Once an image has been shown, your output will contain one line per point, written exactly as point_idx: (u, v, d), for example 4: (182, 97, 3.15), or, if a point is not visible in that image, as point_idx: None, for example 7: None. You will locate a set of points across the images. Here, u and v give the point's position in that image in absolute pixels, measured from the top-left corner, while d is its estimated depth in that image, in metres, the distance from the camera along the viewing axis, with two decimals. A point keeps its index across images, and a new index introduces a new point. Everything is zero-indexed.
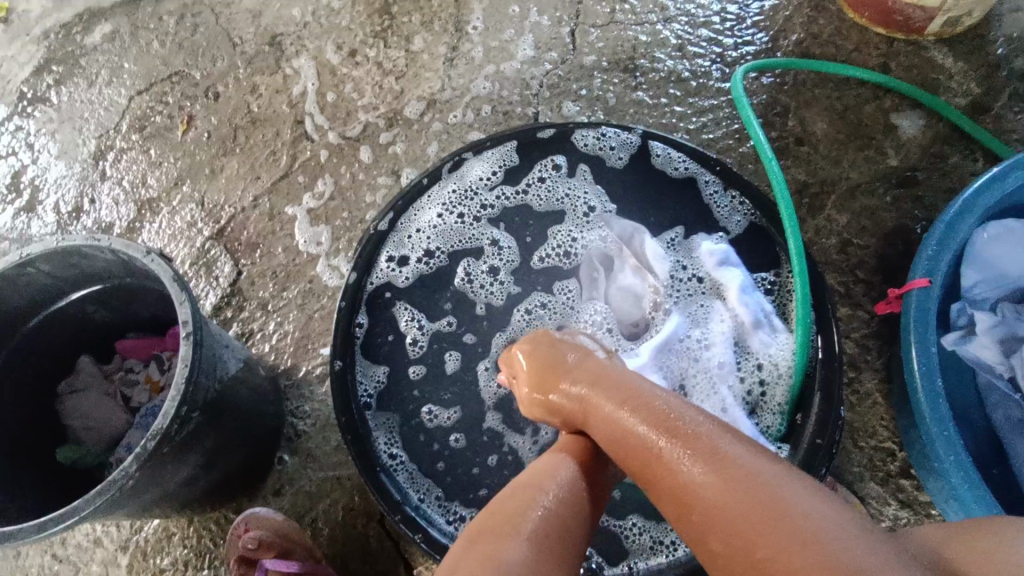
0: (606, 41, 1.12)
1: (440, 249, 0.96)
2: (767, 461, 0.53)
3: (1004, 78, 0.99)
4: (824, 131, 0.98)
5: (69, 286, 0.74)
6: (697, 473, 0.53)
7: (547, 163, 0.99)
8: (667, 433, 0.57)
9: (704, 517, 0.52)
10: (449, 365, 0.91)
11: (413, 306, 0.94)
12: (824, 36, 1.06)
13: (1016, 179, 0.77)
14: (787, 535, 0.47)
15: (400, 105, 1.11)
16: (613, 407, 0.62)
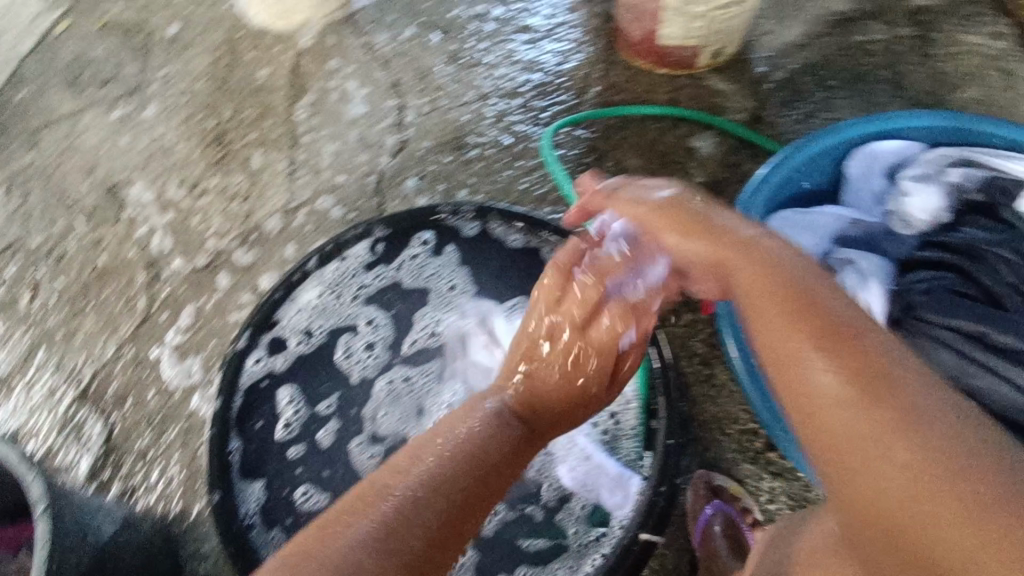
0: (432, 126, 1.26)
1: (321, 326, 0.97)
2: (929, 397, 0.47)
3: (767, 91, 1.25)
4: (637, 165, 1.19)
5: None
6: (800, 337, 0.53)
7: (415, 241, 0.98)
8: (821, 344, 0.52)
9: (789, 367, 0.53)
10: (324, 441, 0.96)
11: (296, 390, 0.95)
12: (619, 85, 1.27)
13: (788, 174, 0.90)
14: (896, 419, 0.46)
15: (250, 225, 1.15)
16: (774, 303, 0.57)
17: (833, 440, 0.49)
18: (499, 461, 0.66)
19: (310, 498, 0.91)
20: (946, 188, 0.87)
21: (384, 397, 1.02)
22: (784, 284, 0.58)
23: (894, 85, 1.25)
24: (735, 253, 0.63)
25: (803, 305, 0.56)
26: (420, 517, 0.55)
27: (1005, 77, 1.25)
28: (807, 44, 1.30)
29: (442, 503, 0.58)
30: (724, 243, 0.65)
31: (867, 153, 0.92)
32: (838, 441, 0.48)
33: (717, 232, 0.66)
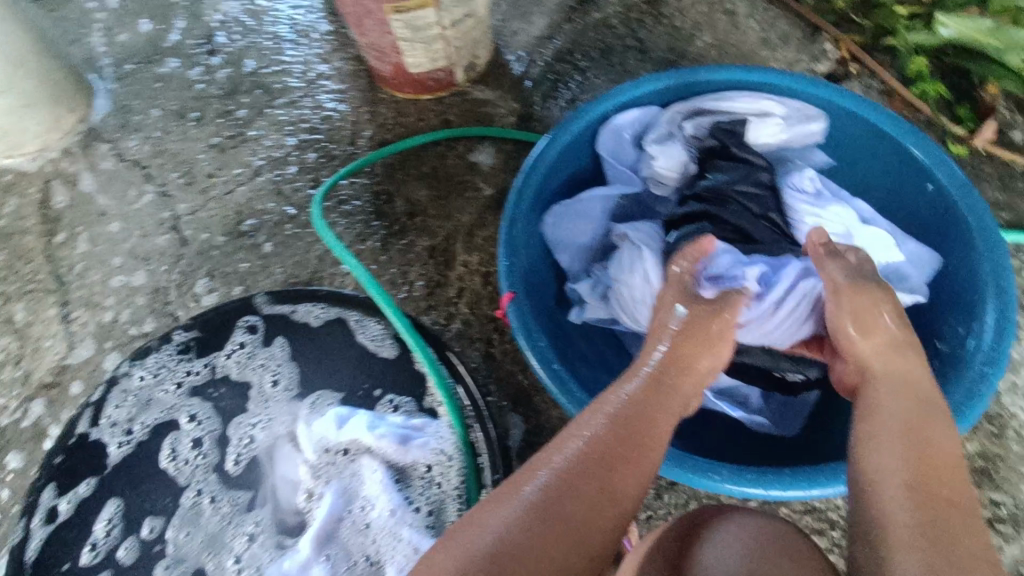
0: (210, 220, 1.20)
1: (148, 420, 0.96)
2: (946, 506, 0.54)
3: (529, 89, 1.29)
4: (426, 195, 1.18)
5: None
6: (907, 410, 0.63)
7: (243, 331, 1.00)
8: (929, 426, 0.61)
9: (880, 420, 0.63)
10: (126, 555, 0.89)
11: (116, 501, 0.91)
12: (389, 123, 1.28)
13: (551, 160, 0.90)
14: (957, 498, 0.55)
15: (31, 388, 1.07)
16: (897, 390, 0.66)
17: (883, 474, 0.58)
18: (648, 440, 0.65)
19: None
20: (685, 144, 0.94)
21: (187, 514, 0.92)
22: (906, 381, 0.67)
23: (639, 51, 1.33)
24: (887, 343, 0.71)
25: (921, 393, 0.65)
26: (573, 507, 0.59)
27: (729, 18, 1.35)
28: (553, 35, 1.35)
29: (587, 495, 0.60)
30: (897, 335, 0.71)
31: (612, 129, 0.94)
32: (867, 473, 0.59)
33: (890, 329, 0.72)
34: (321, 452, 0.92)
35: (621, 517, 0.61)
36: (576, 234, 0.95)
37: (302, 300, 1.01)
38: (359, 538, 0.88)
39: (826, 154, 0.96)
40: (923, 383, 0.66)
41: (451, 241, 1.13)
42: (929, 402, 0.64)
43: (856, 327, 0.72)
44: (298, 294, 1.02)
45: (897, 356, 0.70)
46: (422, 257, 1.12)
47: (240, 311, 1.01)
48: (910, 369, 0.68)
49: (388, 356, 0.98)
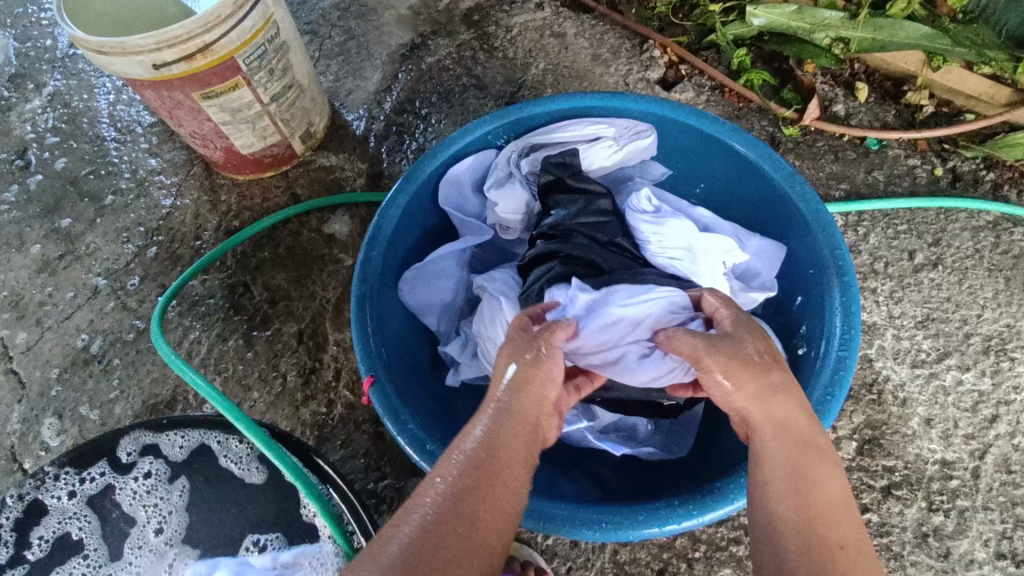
0: (48, 353, 1.09)
1: (47, 534, 0.94)
2: (843, 547, 0.54)
3: (374, 147, 1.26)
4: (285, 277, 1.12)
5: None
6: (791, 451, 0.60)
7: (155, 456, 0.98)
8: (813, 455, 0.59)
9: (767, 460, 0.60)
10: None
11: None
12: (234, 209, 1.21)
13: (393, 224, 0.86)
14: (849, 536, 0.55)
15: None
16: (772, 420, 0.62)
17: (778, 531, 0.56)
18: (504, 474, 0.60)
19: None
20: (524, 182, 0.93)
21: None
22: (790, 420, 0.62)
23: (478, 88, 1.33)
24: (763, 383, 0.64)
25: (806, 435, 0.61)
26: (436, 563, 0.52)
27: (559, 41, 1.37)
28: (390, 86, 1.32)
29: (447, 548, 0.53)
30: (779, 374, 0.65)
31: (450, 181, 0.92)
32: (767, 533, 0.57)
33: (762, 371, 0.64)
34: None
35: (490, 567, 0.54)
36: (436, 293, 0.91)
37: (198, 435, 0.99)
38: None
39: (663, 167, 0.97)
40: (808, 421, 0.62)
41: (320, 321, 1.07)
42: (814, 440, 0.61)
43: (727, 374, 0.64)
44: (197, 425, 0.99)
45: (780, 392, 0.63)
46: (292, 345, 1.05)
47: (150, 431, 0.98)
48: (795, 407, 0.63)
49: (256, 481, 0.96)
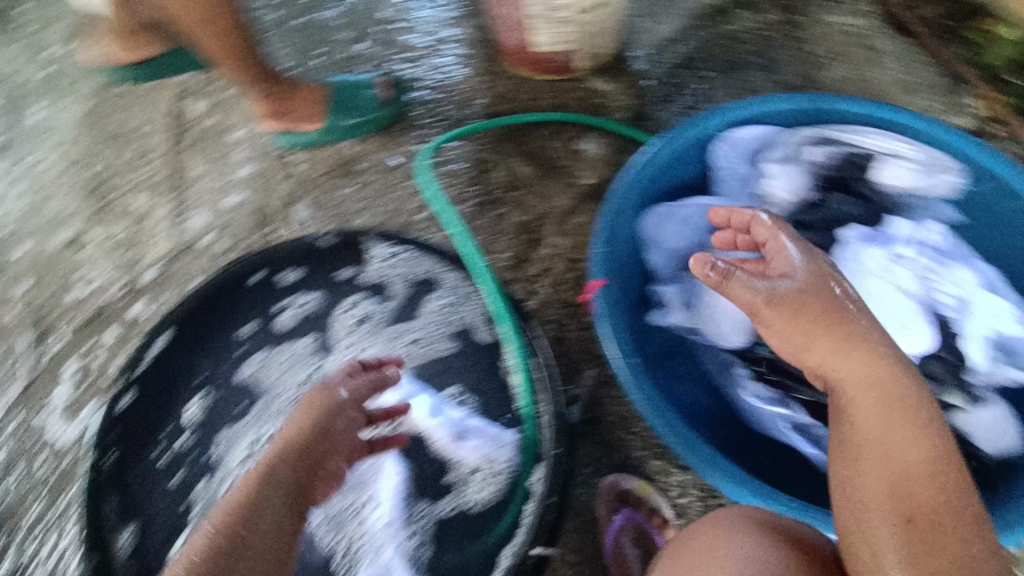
0: (317, 156, 1.26)
1: (371, 273, 0.93)
2: (919, 501, 0.60)
3: (645, 88, 1.28)
4: (526, 171, 1.19)
5: None
6: (880, 415, 0.66)
7: (466, 300, 0.90)
8: (898, 425, 0.64)
9: (854, 433, 0.67)
10: (283, 322, 0.92)
11: (292, 296, 0.93)
12: (502, 96, 1.29)
13: (663, 153, 0.88)
14: (930, 498, 0.60)
15: (137, 274, 1.15)
16: (860, 390, 0.68)
17: (860, 489, 0.63)
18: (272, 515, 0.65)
19: (197, 406, 0.88)
20: (806, 167, 0.93)
21: (277, 357, 0.91)
22: (865, 377, 0.68)
23: (766, 71, 1.30)
24: (846, 342, 0.69)
25: (884, 388, 0.67)
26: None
27: (869, 54, 1.30)
28: (681, 39, 1.33)
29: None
30: (850, 321, 0.70)
31: (729, 142, 0.92)
32: (853, 496, 0.64)
33: (846, 326, 0.70)
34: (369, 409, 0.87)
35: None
36: (671, 237, 0.93)
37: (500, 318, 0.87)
38: (349, 524, 0.80)
39: (954, 209, 0.89)
40: (888, 372, 0.67)
41: (544, 221, 1.13)
42: (900, 393, 0.66)
43: (806, 329, 0.71)
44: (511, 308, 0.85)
45: (856, 349, 0.69)
46: (513, 232, 1.13)
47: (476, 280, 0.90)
48: (872, 361, 0.68)
49: (480, 339, 0.89)
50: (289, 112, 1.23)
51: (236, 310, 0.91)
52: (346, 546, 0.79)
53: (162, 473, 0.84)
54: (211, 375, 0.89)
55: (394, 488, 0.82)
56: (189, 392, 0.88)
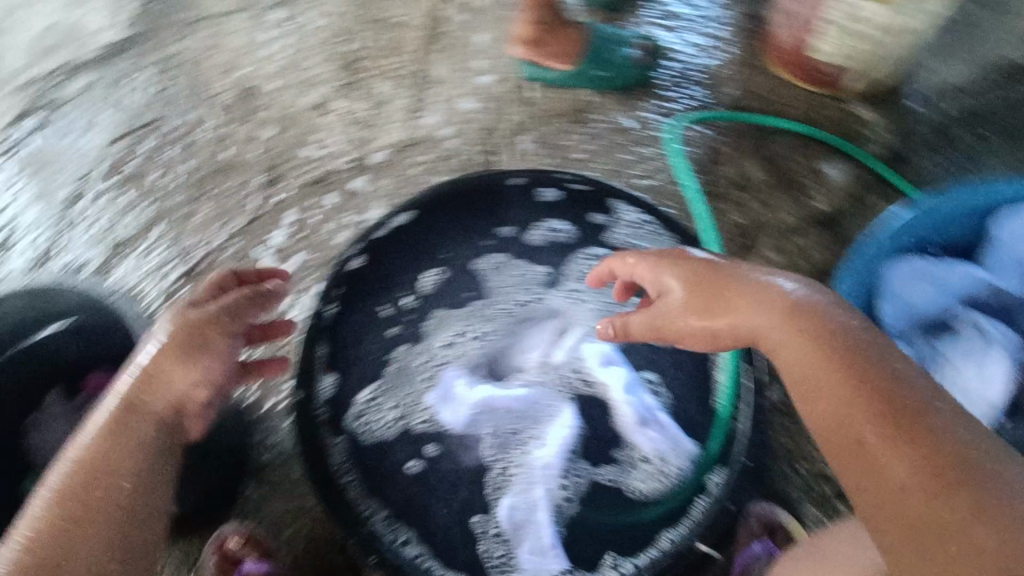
0: (555, 95, 1.27)
1: (625, 234, 0.88)
2: (913, 477, 0.52)
3: (913, 129, 1.17)
4: (759, 176, 1.14)
5: (33, 327, 0.80)
6: (827, 394, 0.61)
7: None
8: (855, 399, 0.58)
9: (824, 425, 0.61)
10: (532, 238, 0.90)
11: (551, 219, 0.90)
12: (755, 92, 1.23)
13: (945, 212, 0.88)
14: (921, 464, 0.52)
15: (365, 153, 1.23)
16: (790, 354, 0.65)
17: (871, 487, 0.55)
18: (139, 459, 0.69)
19: (435, 277, 0.88)
20: None
21: (510, 267, 0.90)
22: (790, 327, 0.65)
23: None
24: (703, 309, 0.70)
25: (806, 326, 0.65)
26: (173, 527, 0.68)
27: None
28: (971, 88, 1.20)
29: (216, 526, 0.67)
30: (765, 287, 0.68)
31: None
32: (859, 476, 0.56)
33: (722, 288, 0.69)
34: (569, 360, 0.87)
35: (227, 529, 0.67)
36: (917, 299, 0.87)
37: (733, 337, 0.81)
38: (513, 452, 0.83)
39: None
40: (812, 321, 0.65)
41: (763, 231, 1.09)
42: (825, 342, 0.63)
43: (702, 305, 0.70)
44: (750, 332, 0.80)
45: (736, 298, 0.68)
46: (726, 232, 1.10)
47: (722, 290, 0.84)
48: (780, 305, 0.66)
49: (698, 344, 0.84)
50: (545, 42, 1.22)
51: (499, 209, 0.90)
52: (504, 471, 0.82)
53: (381, 320, 0.85)
54: (457, 252, 0.89)
55: (564, 439, 0.83)
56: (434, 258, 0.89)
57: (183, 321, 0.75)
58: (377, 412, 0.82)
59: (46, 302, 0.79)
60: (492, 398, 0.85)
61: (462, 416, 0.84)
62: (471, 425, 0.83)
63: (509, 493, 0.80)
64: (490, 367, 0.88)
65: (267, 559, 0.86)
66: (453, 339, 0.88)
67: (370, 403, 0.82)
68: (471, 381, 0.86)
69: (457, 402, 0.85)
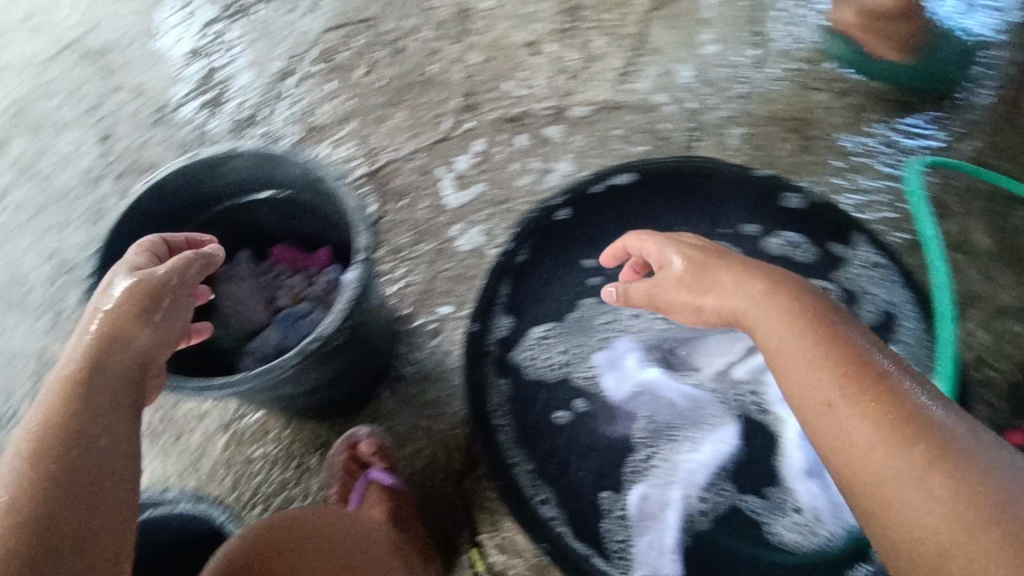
0: (778, 96, 1.18)
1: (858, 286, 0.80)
2: (899, 459, 0.45)
3: None
4: (985, 244, 1.03)
5: (254, 184, 0.83)
6: (801, 375, 0.52)
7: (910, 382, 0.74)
8: (849, 378, 0.50)
9: (811, 416, 0.52)
10: (767, 245, 0.84)
11: (790, 234, 0.84)
12: (1007, 151, 1.09)
13: None
14: (912, 452, 0.45)
15: (566, 104, 1.20)
16: (774, 330, 0.56)
17: (857, 468, 0.47)
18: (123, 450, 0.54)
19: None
20: None
21: None
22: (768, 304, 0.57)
23: None
24: (694, 279, 0.63)
25: (798, 303, 0.56)
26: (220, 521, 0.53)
27: None
28: None
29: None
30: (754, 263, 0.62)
31: None
32: (861, 475, 0.47)
33: (710, 258, 0.64)
34: (750, 381, 0.81)
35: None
36: None
37: None
38: (663, 445, 0.80)
39: None
40: (798, 299, 0.56)
41: (974, 304, 0.99)
42: (818, 336, 0.53)
43: (693, 283, 0.63)
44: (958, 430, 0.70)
45: (724, 275, 0.62)
46: None
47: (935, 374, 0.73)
48: (769, 279, 0.59)
49: None
50: None
51: (743, 206, 0.85)
52: (648, 458, 0.79)
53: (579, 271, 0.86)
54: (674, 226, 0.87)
55: (720, 452, 0.79)
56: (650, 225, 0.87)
57: (140, 278, 0.59)
58: (546, 353, 0.83)
59: (282, 162, 0.78)
60: (659, 384, 0.83)
61: (624, 388, 0.83)
62: (629, 400, 0.82)
63: (646, 481, 0.78)
64: (663, 354, 0.85)
65: (390, 472, 0.87)
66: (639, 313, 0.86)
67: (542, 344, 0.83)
68: (644, 360, 0.85)
69: (623, 374, 0.84)
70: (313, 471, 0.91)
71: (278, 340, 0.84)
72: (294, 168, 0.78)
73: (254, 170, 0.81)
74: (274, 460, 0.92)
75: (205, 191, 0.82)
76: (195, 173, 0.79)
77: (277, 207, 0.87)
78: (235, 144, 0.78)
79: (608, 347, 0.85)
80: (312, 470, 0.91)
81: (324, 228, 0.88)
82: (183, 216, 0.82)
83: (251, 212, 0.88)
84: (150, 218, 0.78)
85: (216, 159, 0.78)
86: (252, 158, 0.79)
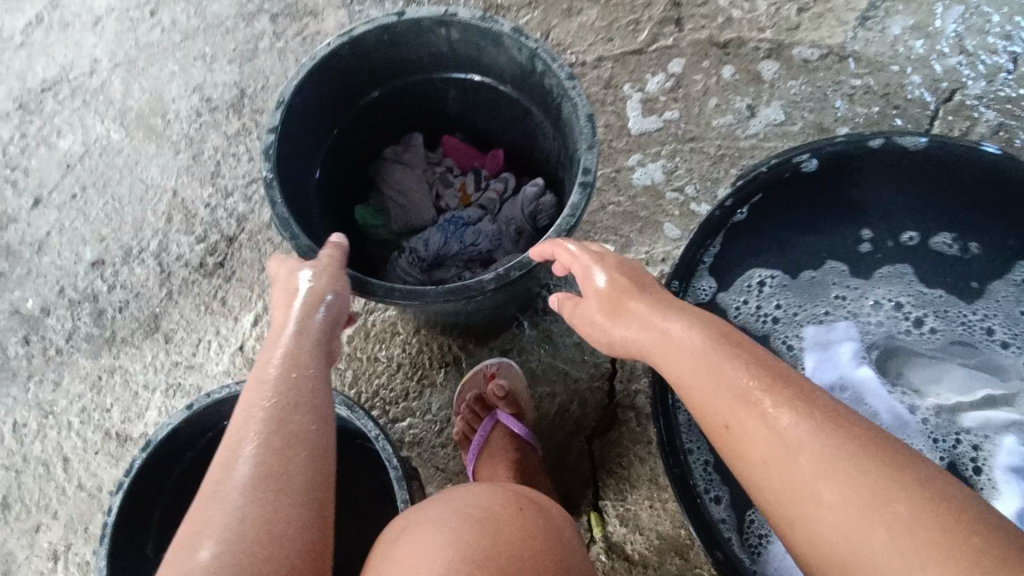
0: None
1: None
2: (831, 458, 0.43)
3: None
4: None
5: (455, 61, 0.71)
6: (726, 394, 0.49)
7: None
8: (769, 385, 0.48)
9: (729, 430, 0.49)
10: None
11: None
12: None
13: None
14: (845, 452, 0.43)
15: (788, 41, 1.01)
16: (683, 345, 0.53)
17: (785, 482, 0.45)
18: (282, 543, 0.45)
19: (948, 244, 0.74)
20: None
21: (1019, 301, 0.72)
22: (681, 348, 0.53)
23: None
24: (623, 292, 0.58)
25: (709, 340, 0.52)
26: (419, 516, 0.51)
27: None
28: None
29: (466, 511, 0.50)
30: (657, 293, 0.58)
31: None
32: (785, 489, 0.45)
33: (638, 276, 0.60)
34: (975, 431, 0.71)
35: (478, 489, 0.54)
36: None
37: None
38: None
39: None
40: (704, 338, 0.52)
41: None
42: (737, 352, 0.51)
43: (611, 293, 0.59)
44: None
45: (641, 299, 0.57)
46: None
47: None
48: (666, 319, 0.55)
49: None
50: None
51: None
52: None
53: (803, 237, 0.77)
54: (938, 218, 0.73)
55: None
56: (902, 211, 0.75)
57: (323, 265, 0.58)
58: (761, 304, 0.76)
59: (502, 43, 0.64)
60: (866, 387, 0.74)
61: (825, 374, 0.75)
62: (825, 388, 0.74)
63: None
64: (883, 356, 0.76)
65: (521, 418, 0.79)
66: (883, 304, 0.76)
67: (756, 302, 0.76)
68: (859, 356, 0.75)
69: (831, 363, 0.75)
70: (435, 386, 0.84)
71: (439, 245, 0.76)
72: (514, 54, 0.65)
73: (459, 43, 0.68)
74: (397, 365, 0.85)
75: (399, 57, 0.70)
76: (393, 35, 0.66)
77: (468, 92, 0.76)
78: (450, 8, 0.63)
79: (825, 326, 0.76)
80: (435, 383, 0.84)
81: (513, 127, 0.79)
82: (368, 81, 0.72)
83: (438, 92, 0.78)
84: (338, 73, 0.67)
85: (424, 24, 0.64)
86: (463, 31, 0.65)
